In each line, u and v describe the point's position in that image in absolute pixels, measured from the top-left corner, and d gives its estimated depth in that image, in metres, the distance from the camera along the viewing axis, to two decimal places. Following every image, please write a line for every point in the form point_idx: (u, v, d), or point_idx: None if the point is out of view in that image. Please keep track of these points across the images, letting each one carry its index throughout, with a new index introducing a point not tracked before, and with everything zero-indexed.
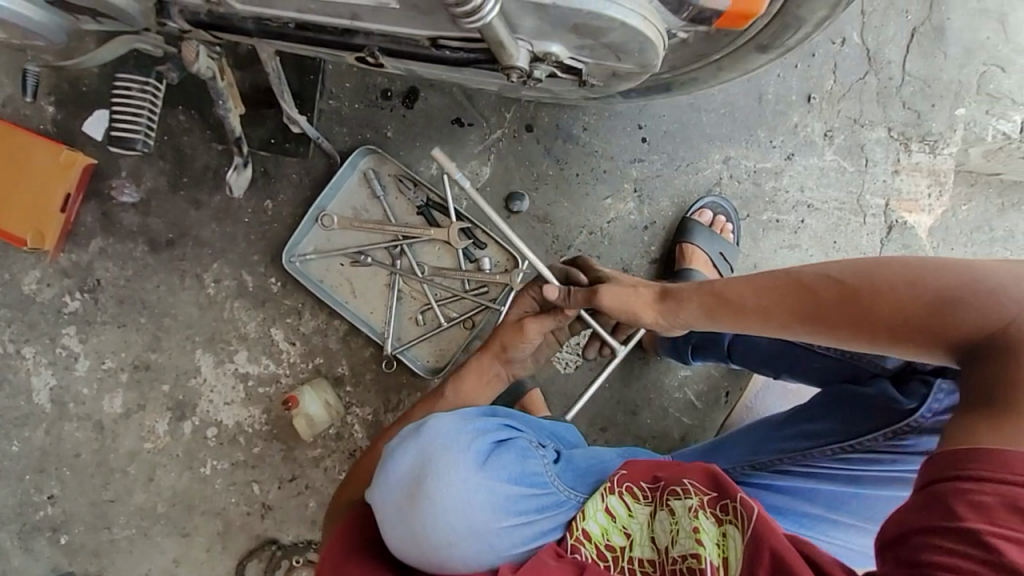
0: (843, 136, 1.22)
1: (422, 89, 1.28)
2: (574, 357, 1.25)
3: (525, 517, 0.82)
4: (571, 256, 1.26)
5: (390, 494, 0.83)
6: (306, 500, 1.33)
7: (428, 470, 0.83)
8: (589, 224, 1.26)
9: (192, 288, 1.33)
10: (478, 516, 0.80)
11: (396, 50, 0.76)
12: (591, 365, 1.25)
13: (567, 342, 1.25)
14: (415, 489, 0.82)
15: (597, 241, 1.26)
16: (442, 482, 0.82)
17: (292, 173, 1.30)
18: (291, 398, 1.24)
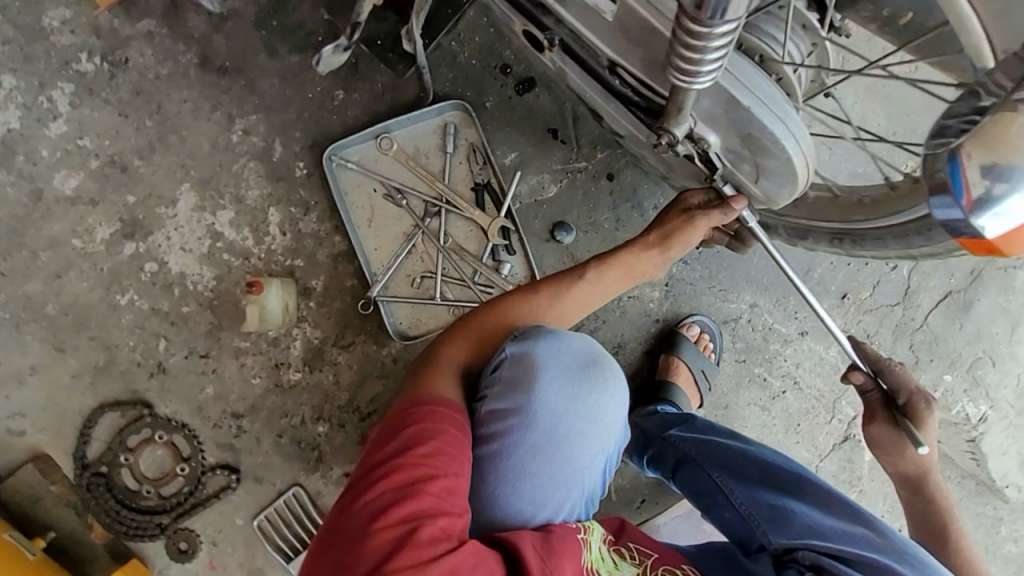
0: (852, 342, 1.31)
1: (541, 85, 1.26)
2: None
3: (604, 470, 0.83)
4: None
5: (557, 363, 0.77)
6: (204, 384, 1.23)
7: (599, 373, 0.80)
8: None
9: (215, 123, 1.23)
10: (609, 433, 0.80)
11: (573, 49, 0.75)
12: None
13: None
14: (583, 374, 0.79)
15: (610, 308, 1.27)
16: (603, 395, 0.79)
17: (379, 82, 1.24)
18: (257, 282, 1.17)
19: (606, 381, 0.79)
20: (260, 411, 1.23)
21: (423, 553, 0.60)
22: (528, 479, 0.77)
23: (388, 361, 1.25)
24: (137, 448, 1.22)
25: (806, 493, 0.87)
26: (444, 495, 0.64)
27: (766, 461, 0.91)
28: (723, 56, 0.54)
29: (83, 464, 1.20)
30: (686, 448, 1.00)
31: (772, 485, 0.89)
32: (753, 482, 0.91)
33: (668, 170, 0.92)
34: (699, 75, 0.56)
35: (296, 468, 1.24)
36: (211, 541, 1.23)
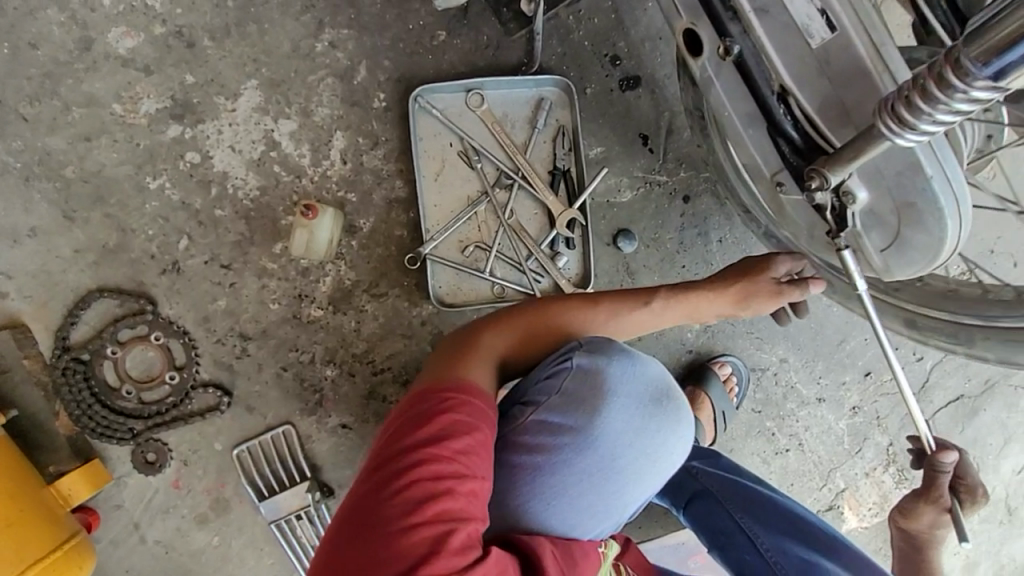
0: (862, 420, 1.33)
1: (644, 87, 1.22)
2: None
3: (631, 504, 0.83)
4: None
5: (618, 387, 0.78)
6: (217, 296, 1.14)
7: (660, 408, 0.80)
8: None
9: (302, 26, 1.13)
10: (649, 471, 0.80)
11: (745, 66, 0.72)
12: None
13: None
14: (641, 407, 0.79)
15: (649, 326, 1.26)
16: (650, 434, 0.79)
17: (485, 34, 1.17)
18: (312, 207, 1.09)
19: (657, 421, 0.79)
20: (270, 339, 1.15)
21: (445, 556, 0.59)
22: (562, 498, 0.76)
23: (416, 323, 1.19)
24: (127, 344, 1.12)
25: (837, 556, 0.89)
26: (468, 493, 0.63)
27: (800, 517, 0.92)
28: (947, 124, 0.52)
29: (64, 345, 1.10)
30: (709, 491, 0.97)
31: (801, 539, 0.91)
32: (775, 530, 0.93)
33: (776, 211, 0.90)
34: (909, 131, 0.54)
35: (291, 407, 1.16)
36: (182, 460, 1.14)
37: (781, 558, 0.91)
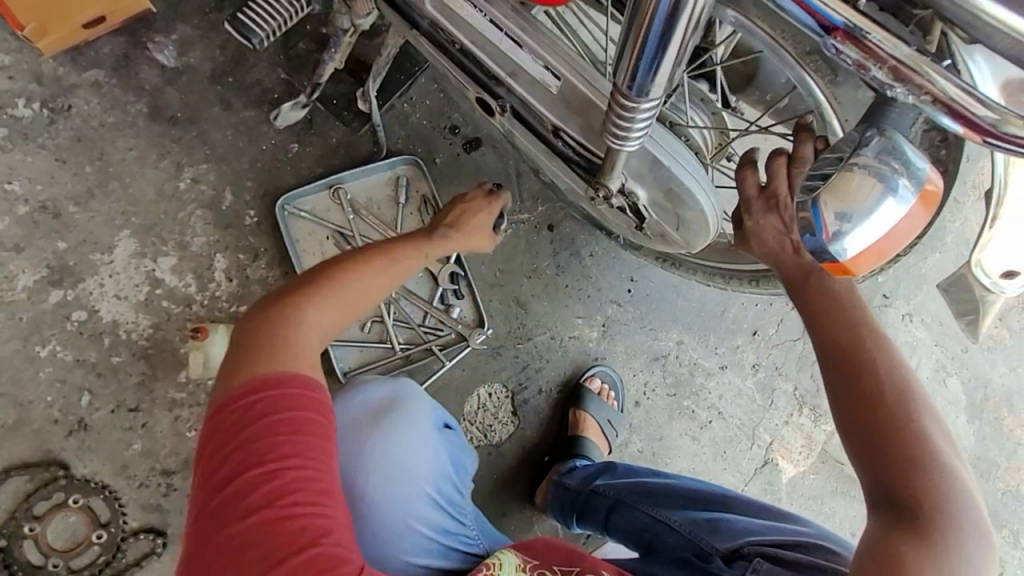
0: (764, 374, 1.47)
1: (486, 146, 1.39)
2: (480, 438, 1.30)
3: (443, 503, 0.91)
4: (526, 347, 1.35)
5: (352, 411, 0.92)
6: (131, 440, 1.14)
7: (394, 412, 0.92)
8: (555, 330, 1.37)
9: (163, 171, 1.23)
10: (423, 467, 0.90)
11: (521, 115, 0.87)
12: (489, 451, 1.30)
13: (482, 421, 1.30)
14: (378, 417, 0.92)
15: (554, 346, 1.36)
16: (405, 434, 0.91)
17: (333, 137, 1.31)
18: (201, 328, 1.14)
19: (404, 421, 0.91)
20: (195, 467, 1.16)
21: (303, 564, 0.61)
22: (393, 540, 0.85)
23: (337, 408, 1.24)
24: (45, 516, 1.09)
25: (732, 505, 0.96)
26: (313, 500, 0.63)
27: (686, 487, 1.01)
28: (661, 107, 0.64)
29: None
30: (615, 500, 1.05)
31: (695, 505, 0.98)
32: (679, 505, 0.98)
33: (604, 219, 1.04)
34: (631, 129, 0.67)
35: None
36: None
37: (691, 523, 0.94)
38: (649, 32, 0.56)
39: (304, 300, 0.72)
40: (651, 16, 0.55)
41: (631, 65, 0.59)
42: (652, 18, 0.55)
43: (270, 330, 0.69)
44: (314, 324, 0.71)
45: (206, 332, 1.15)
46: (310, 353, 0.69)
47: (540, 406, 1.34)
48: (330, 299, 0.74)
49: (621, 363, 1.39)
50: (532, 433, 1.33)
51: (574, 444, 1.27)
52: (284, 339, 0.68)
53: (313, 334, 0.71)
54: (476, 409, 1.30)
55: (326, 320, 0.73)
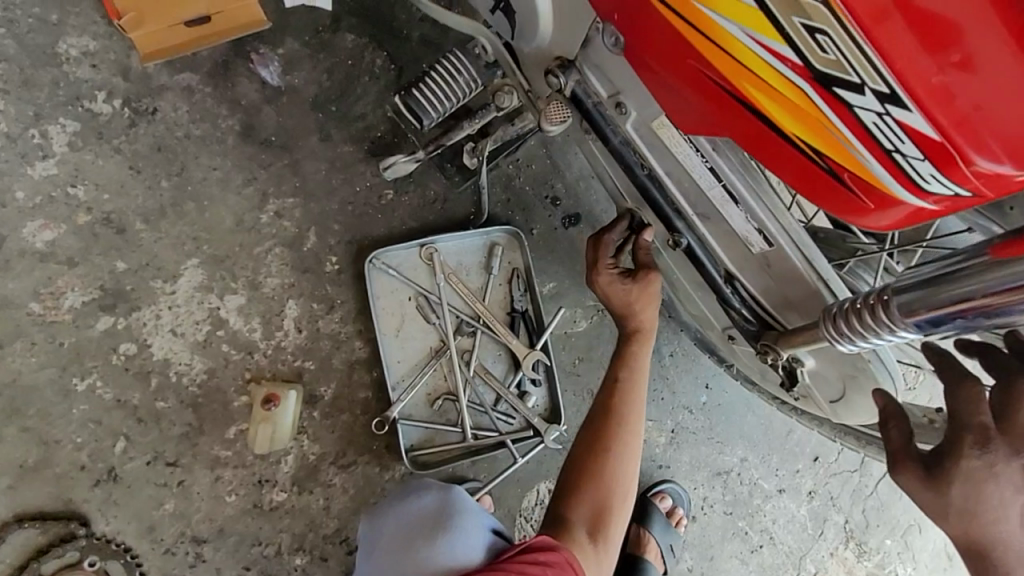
0: (819, 502, 1.42)
1: (586, 222, 1.28)
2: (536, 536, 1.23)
3: None
4: None
5: (385, 522, 0.88)
6: (163, 499, 1.03)
7: (421, 540, 0.82)
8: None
9: (246, 200, 1.10)
10: None
11: (693, 253, 0.79)
12: None
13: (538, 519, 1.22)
14: (403, 536, 0.84)
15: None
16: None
17: (431, 189, 1.20)
18: (274, 396, 1.05)
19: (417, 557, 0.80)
20: (229, 536, 1.05)
21: None
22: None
23: (392, 487, 1.14)
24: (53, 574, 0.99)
25: None
26: None
27: None
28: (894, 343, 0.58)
29: None
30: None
31: None
32: None
33: (733, 356, 0.96)
34: (850, 340, 0.60)
35: None
36: None
37: None
38: (963, 299, 0.51)
39: (587, 494, 0.86)
40: (980, 289, 0.50)
41: (922, 304, 0.53)
42: (979, 290, 0.50)
43: (558, 518, 0.86)
44: (593, 513, 0.86)
45: (278, 404, 1.06)
46: (593, 540, 0.84)
47: None
48: (600, 491, 0.87)
49: (683, 474, 1.34)
50: None
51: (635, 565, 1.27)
52: (576, 532, 0.84)
53: (605, 530, 0.85)
54: (533, 505, 1.21)
55: (588, 494, 0.86)
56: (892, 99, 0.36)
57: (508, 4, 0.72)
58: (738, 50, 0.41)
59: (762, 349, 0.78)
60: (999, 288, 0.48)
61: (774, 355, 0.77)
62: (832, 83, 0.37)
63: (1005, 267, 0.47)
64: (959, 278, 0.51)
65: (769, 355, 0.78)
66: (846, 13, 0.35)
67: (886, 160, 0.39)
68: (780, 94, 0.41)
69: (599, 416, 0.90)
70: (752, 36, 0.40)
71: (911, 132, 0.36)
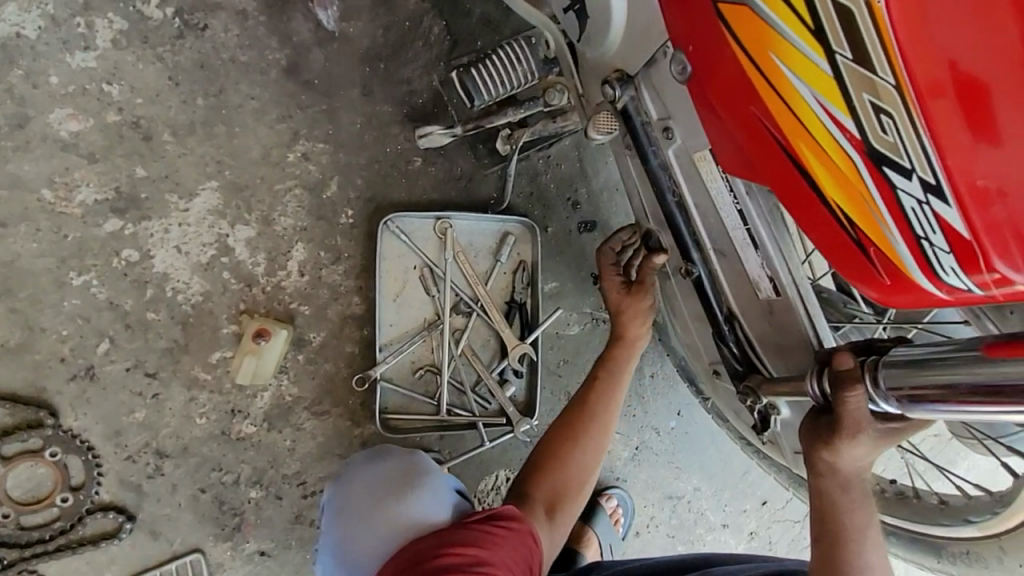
0: (756, 543, 1.47)
1: (601, 232, 1.30)
2: None
3: None
4: None
5: (355, 481, 0.90)
6: (134, 407, 1.04)
7: (393, 488, 0.85)
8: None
9: (277, 135, 1.10)
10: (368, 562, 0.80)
11: (701, 286, 0.82)
12: None
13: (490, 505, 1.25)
14: (373, 489, 0.87)
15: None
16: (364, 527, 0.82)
17: (460, 165, 1.21)
18: (262, 332, 1.07)
19: (389, 503, 0.83)
20: (191, 457, 1.06)
21: None
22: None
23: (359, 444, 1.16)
24: (12, 458, 1.00)
25: None
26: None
27: None
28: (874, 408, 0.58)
29: None
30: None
31: None
32: None
33: (712, 391, 0.99)
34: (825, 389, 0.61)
35: (204, 533, 1.07)
36: None
37: None
38: (943, 386, 0.51)
39: (552, 475, 0.88)
40: (965, 385, 0.50)
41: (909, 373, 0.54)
42: (967, 386, 0.50)
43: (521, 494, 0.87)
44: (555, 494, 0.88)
45: (267, 340, 1.07)
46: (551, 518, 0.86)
47: None
48: (564, 473, 0.89)
49: (638, 490, 1.37)
50: None
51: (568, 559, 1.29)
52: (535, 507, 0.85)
53: (562, 511, 0.87)
54: (490, 489, 1.24)
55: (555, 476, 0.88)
56: (936, 189, 0.41)
57: (584, 8, 0.73)
58: (806, 116, 0.46)
59: (743, 390, 0.83)
60: (982, 390, 0.49)
61: (752, 399, 0.82)
62: (884, 162, 0.43)
63: (992, 370, 0.48)
64: (951, 365, 0.51)
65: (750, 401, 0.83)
66: (916, 106, 0.40)
67: (914, 244, 0.44)
68: (833, 161, 0.46)
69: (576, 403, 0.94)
70: (823, 104, 0.44)
71: (944, 222, 0.41)
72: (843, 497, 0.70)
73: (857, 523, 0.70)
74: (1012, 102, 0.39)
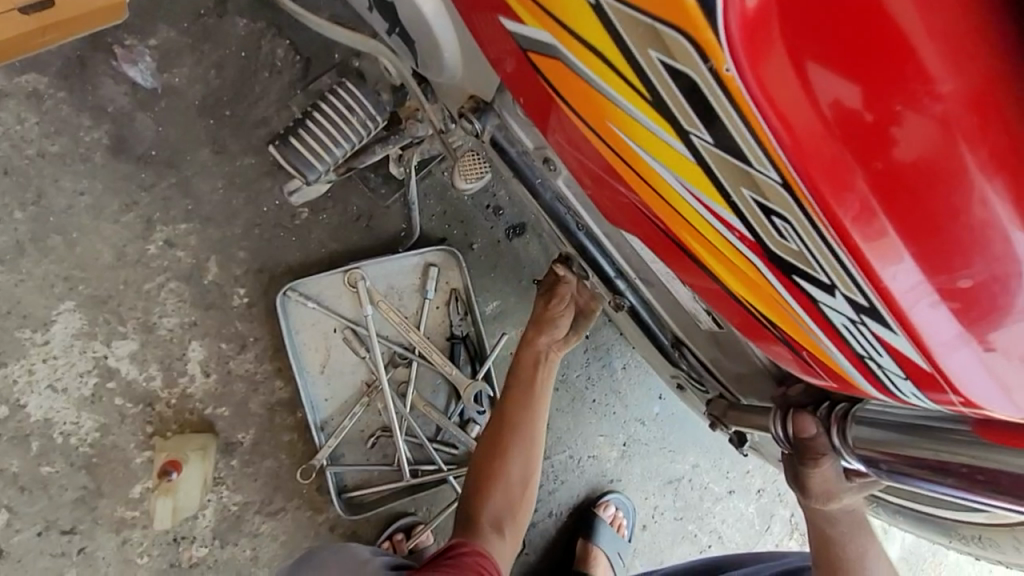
0: (768, 499, 1.41)
1: (532, 232, 1.17)
2: None
3: None
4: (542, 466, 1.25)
5: None
6: (62, 569, 0.93)
7: None
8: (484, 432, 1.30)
9: (126, 229, 0.94)
10: None
11: (638, 315, 0.70)
12: None
13: None
14: None
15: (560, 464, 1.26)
16: None
17: (353, 204, 1.05)
18: (172, 463, 0.94)
19: None
20: None
21: None
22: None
23: (327, 533, 1.06)
24: None
25: None
26: None
27: None
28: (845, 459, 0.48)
29: None
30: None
31: None
32: None
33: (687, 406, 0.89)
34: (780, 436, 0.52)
35: None
36: None
37: None
38: (916, 460, 0.40)
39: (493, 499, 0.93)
40: (943, 467, 0.39)
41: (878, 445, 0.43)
42: (945, 467, 0.39)
43: (468, 522, 0.92)
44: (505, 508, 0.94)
45: (179, 472, 0.95)
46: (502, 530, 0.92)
47: (546, 529, 1.26)
48: (504, 491, 0.95)
49: (634, 485, 1.31)
50: (533, 554, 1.26)
51: None
52: (487, 530, 0.91)
53: (511, 523, 0.94)
54: None
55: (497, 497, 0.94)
56: (871, 312, 0.27)
57: (405, 30, 0.57)
58: (678, 203, 0.30)
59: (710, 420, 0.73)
60: (963, 476, 0.38)
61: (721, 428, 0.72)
62: (792, 272, 0.28)
63: (979, 453, 0.36)
64: (927, 439, 0.39)
65: (716, 426, 0.73)
66: (818, 210, 0.25)
67: (857, 362, 0.31)
68: (731, 261, 0.31)
69: (505, 421, 0.96)
70: (693, 193, 0.28)
71: (891, 349, 0.29)
72: (832, 530, 0.60)
73: (855, 555, 0.61)
74: (994, 170, 0.25)
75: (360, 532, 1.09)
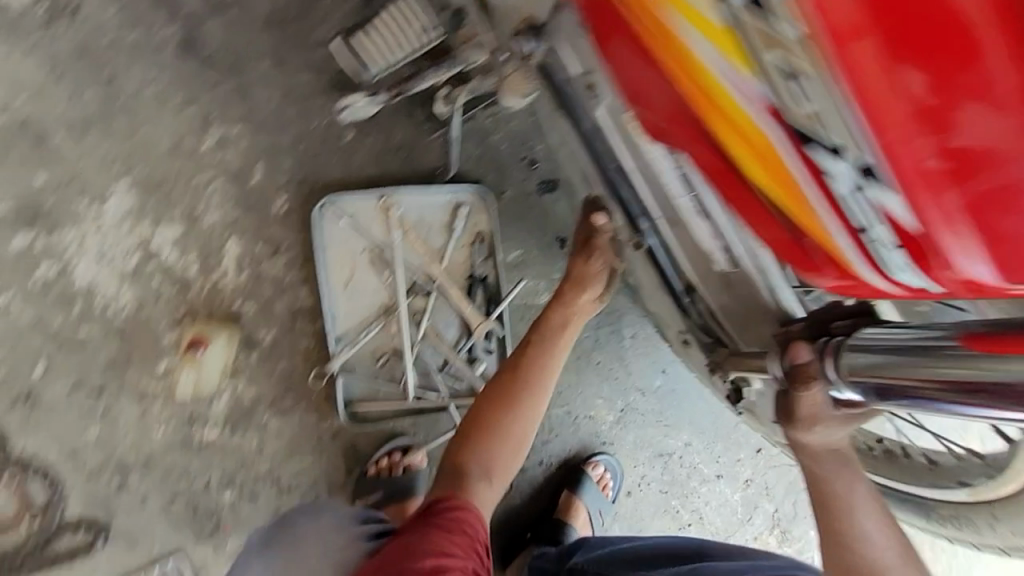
0: (756, 490, 1.41)
1: (562, 190, 1.18)
2: None
3: None
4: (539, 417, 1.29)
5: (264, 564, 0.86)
6: (86, 425, 1.01)
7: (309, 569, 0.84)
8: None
9: (184, 122, 1.00)
10: None
11: (656, 257, 0.73)
12: None
13: None
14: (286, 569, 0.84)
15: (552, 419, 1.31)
16: None
17: (396, 133, 1.09)
18: (197, 340, 1.02)
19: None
20: (155, 468, 1.04)
21: None
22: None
23: (327, 441, 1.12)
24: None
25: None
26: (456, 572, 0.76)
27: None
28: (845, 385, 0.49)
29: None
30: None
31: None
32: None
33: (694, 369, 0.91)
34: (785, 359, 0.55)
35: (183, 537, 1.06)
36: None
37: None
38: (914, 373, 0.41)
39: (488, 447, 0.89)
40: (931, 378, 0.39)
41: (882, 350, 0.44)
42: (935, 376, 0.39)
43: (456, 467, 0.87)
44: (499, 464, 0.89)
45: (205, 350, 1.03)
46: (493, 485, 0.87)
47: (533, 478, 1.31)
48: (500, 442, 0.90)
49: (625, 452, 1.34)
50: (516, 498, 1.31)
51: (558, 528, 1.27)
52: (476, 477, 0.85)
53: (501, 473, 0.88)
54: None
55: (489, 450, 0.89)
56: (870, 180, 0.29)
57: None
58: (709, 75, 0.34)
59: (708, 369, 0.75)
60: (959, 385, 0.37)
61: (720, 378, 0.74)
62: (807, 139, 0.31)
63: (970, 368, 0.36)
64: (925, 356, 0.40)
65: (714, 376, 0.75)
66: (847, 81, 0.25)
67: (858, 235, 0.34)
68: (752, 135, 0.35)
69: (511, 373, 0.94)
70: (728, 65, 0.32)
71: (887, 217, 0.31)
72: (831, 482, 0.59)
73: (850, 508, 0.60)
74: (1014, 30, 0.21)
75: (358, 446, 1.14)
